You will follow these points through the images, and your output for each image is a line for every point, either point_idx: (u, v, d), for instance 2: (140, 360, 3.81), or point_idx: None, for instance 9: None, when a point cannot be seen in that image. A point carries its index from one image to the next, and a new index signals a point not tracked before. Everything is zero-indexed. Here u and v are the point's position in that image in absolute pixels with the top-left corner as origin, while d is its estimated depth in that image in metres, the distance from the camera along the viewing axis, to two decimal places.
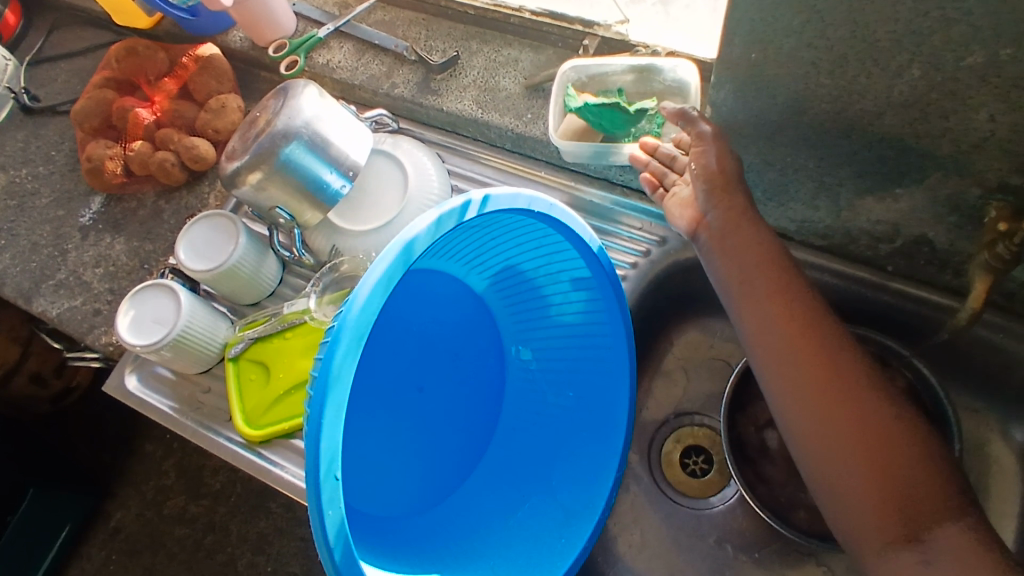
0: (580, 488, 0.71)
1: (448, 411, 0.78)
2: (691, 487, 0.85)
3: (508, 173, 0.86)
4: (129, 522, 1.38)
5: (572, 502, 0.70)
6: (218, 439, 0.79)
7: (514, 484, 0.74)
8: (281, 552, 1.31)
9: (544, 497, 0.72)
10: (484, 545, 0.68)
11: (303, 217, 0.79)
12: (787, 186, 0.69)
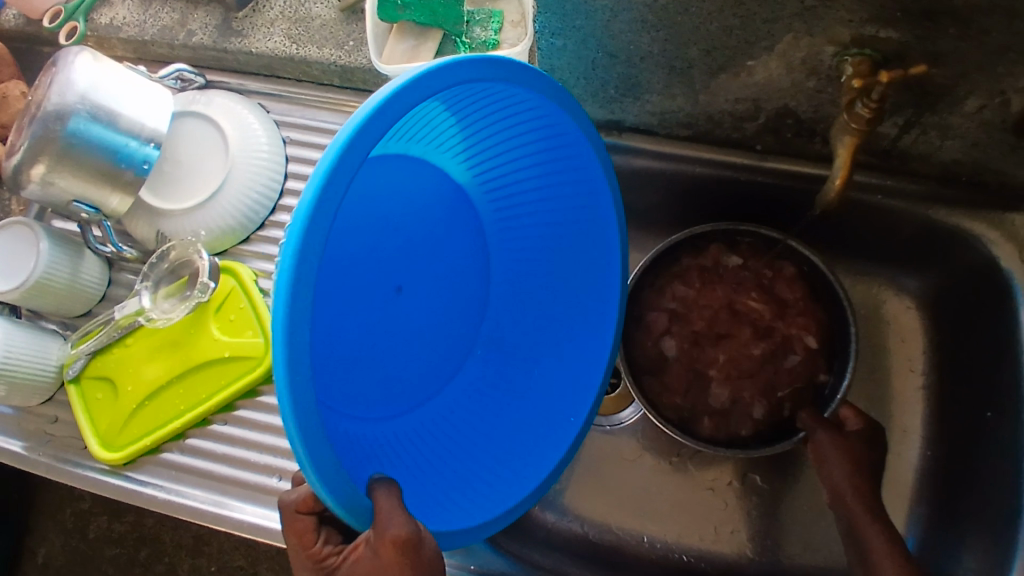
0: (572, 385, 0.64)
1: (428, 297, 0.59)
2: (600, 405, 0.82)
3: (344, 112, 0.77)
4: (57, 557, 1.16)
5: (556, 403, 0.64)
6: (80, 470, 0.71)
7: (496, 382, 0.64)
8: (222, 549, 1.13)
9: (530, 407, 0.64)
10: (475, 460, 0.60)
11: (109, 206, 0.69)
12: (637, 76, 0.62)
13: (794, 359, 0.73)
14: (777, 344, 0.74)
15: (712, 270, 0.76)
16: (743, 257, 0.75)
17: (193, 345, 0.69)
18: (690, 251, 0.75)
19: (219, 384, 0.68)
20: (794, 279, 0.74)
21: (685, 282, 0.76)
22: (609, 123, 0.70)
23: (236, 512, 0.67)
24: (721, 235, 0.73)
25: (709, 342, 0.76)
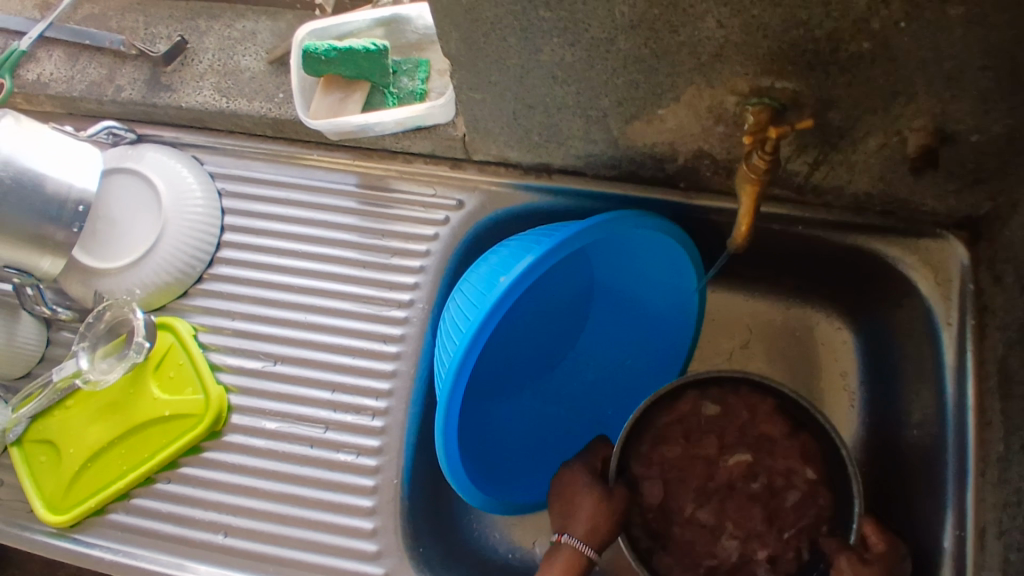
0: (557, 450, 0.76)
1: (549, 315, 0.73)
2: None
3: (280, 162, 0.77)
4: None
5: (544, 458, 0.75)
6: (28, 532, 0.70)
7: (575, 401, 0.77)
8: None
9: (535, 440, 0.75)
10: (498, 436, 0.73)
11: (41, 269, 0.69)
12: (557, 125, 0.63)
13: (794, 500, 0.69)
14: (771, 494, 0.70)
15: (690, 421, 0.72)
16: (719, 404, 0.71)
17: (132, 405, 0.70)
18: (664, 407, 0.71)
19: (160, 443, 0.69)
20: (775, 411, 0.70)
21: (668, 442, 0.71)
22: (538, 166, 0.72)
23: (188, 570, 0.67)
24: (692, 382, 0.71)
25: (701, 493, 0.71)
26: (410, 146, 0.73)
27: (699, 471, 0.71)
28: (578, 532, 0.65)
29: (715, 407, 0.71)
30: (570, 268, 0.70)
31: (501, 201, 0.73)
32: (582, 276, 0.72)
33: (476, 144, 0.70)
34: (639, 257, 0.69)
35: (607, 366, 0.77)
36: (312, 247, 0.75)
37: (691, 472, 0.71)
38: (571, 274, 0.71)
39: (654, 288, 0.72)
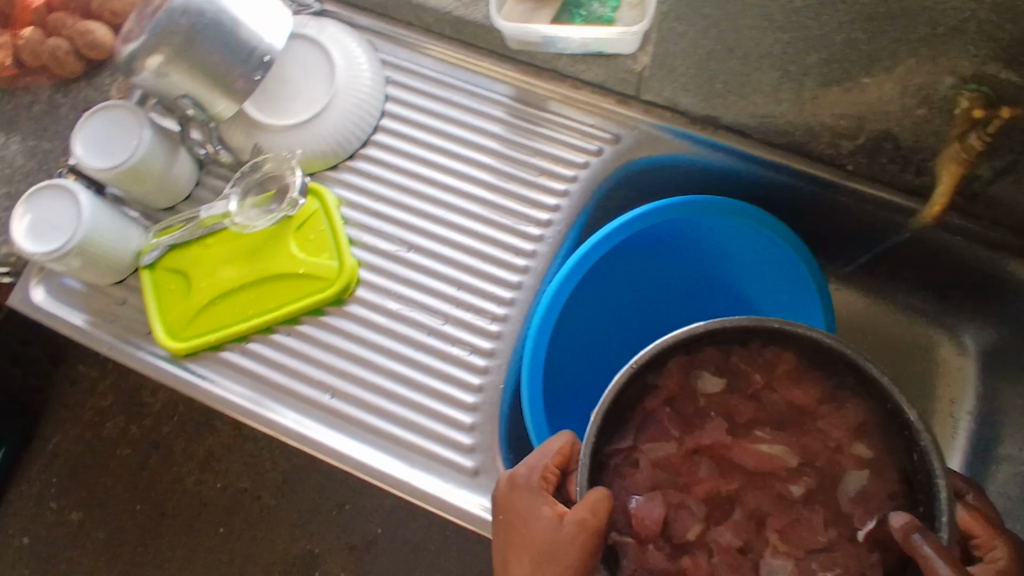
0: None
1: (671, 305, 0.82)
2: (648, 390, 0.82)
3: (450, 63, 0.79)
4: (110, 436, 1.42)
5: None
6: (141, 353, 0.73)
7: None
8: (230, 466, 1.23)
9: None
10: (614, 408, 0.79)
11: (215, 109, 0.71)
12: (749, 75, 0.63)
13: (855, 483, 0.58)
14: (820, 473, 0.59)
15: (685, 401, 0.63)
16: (721, 377, 0.63)
17: (270, 257, 0.73)
18: (647, 394, 0.62)
19: (288, 297, 0.72)
20: (794, 376, 0.61)
21: (656, 433, 0.62)
22: (705, 118, 0.72)
23: (288, 420, 0.70)
24: (680, 350, 0.61)
25: (710, 501, 0.60)
26: (583, 72, 0.73)
27: (704, 476, 0.61)
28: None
29: (714, 381, 0.63)
30: (689, 256, 0.81)
31: (657, 146, 0.74)
32: (702, 274, 0.81)
33: (653, 82, 0.70)
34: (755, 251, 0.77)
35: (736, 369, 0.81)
36: (461, 149, 0.77)
37: (694, 481, 0.60)
38: (689, 263, 0.81)
39: (767, 289, 0.79)
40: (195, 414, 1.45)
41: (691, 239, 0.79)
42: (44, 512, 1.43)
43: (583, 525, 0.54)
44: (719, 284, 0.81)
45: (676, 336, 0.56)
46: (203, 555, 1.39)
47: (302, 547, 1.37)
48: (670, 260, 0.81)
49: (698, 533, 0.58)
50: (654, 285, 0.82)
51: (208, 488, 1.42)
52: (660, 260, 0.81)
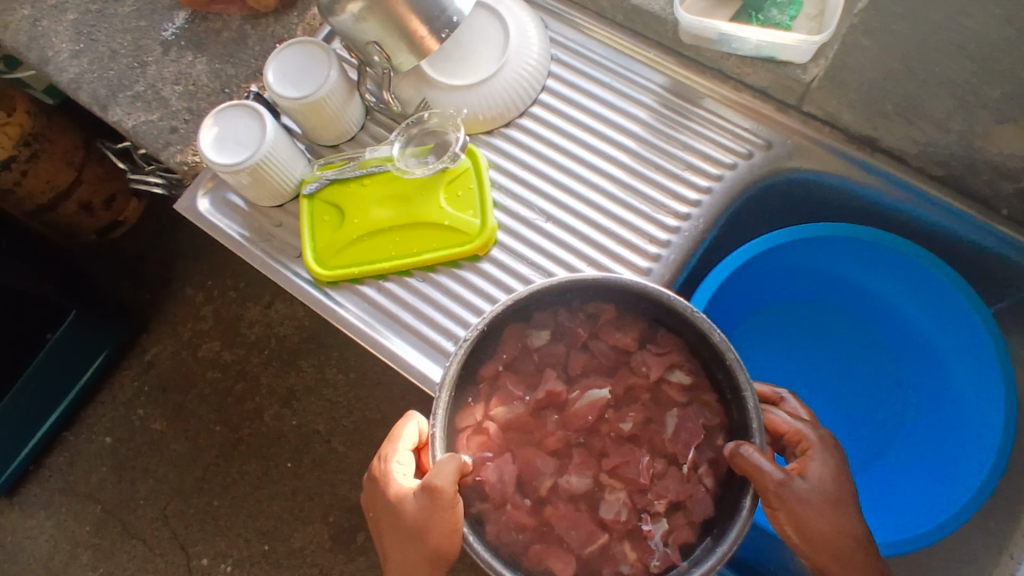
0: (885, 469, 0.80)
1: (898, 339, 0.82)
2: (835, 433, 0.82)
3: (612, 49, 0.82)
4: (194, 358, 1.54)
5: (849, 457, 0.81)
6: (286, 273, 0.78)
7: (927, 447, 0.78)
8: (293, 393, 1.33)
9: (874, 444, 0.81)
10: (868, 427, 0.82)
11: (396, 59, 0.75)
12: (922, 99, 0.64)
13: (671, 424, 0.65)
14: (652, 418, 0.66)
15: (536, 358, 0.68)
16: (546, 334, 0.68)
17: (421, 205, 0.77)
18: (489, 353, 0.66)
19: (431, 245, 0.76)
20: (616, 320, 0.67)
21: (505, 397, 0.66)
22: (863, 138, 0.73)
23: (411, 358, 0.74)
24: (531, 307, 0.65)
25: (591, 463, 0.65)
26: (747, 75, 0.75)
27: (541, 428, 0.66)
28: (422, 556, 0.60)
29: (547, 338, 0.68)
30: (907, 297, 0.79)
31: (810, 158, 0.75)
32: (921, 318, 0.79)
33: (818, 94, 0.71)
34: (954, 309, 0.73)
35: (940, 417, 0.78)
36: (611, 133, 0.79)
37: (546, 436, 0.65)
38: (908, 303, 0.79)
39: (969, 355, 0.74)
40: (283, 352, 1.52)
41: (810, 276, 0.84)
42: (132, 417, 1.52)
43: (432, 490, 0.57)
44: (932, 334, 0.78)
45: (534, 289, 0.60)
46: (266, 486, 1.45)
47: (360, 496, 1.42)
48: (813, 306, 0.86)
49: (587, 490, 0.63)
50: (859, 334, 0.84)
51: (283, 423, 1.49)
52: (808, 307, 0.86)
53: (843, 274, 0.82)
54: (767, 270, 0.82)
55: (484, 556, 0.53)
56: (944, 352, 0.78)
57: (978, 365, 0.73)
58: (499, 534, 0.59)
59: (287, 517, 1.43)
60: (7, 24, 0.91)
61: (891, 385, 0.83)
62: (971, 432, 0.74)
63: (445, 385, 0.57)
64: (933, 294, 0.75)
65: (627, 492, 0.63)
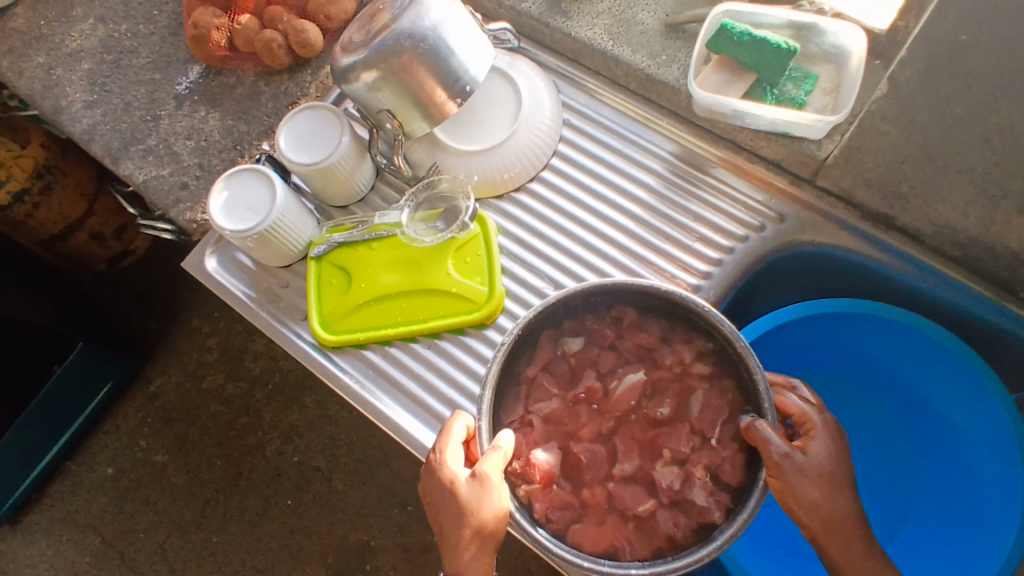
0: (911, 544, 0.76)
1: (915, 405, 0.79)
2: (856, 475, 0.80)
3: (623, 114, 0.82)
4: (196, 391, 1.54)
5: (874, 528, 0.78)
6: (291, 336, 0.78)
7: (945, 528, 0.75)
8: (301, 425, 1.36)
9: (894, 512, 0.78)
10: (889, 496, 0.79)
11: (410, 126, 0.75)
12: (941, 184, 0.65)
13: (697, 404, 0.63)
14: (678, 401, 0.64)
15: (568, 362, 0.66)
16: (578, 337, 0.67)
17: (429, 270, 0.76)
18: (523, 357, 0.65)
19: (438, 311, 0.75)
20: (638, 324, 0.66)
21: (541, 393, 0.65)
22: (878, 216, 0.72)
23: (414, 427, 0.73)
24: (562, 313, 0.65)
25: (637, 447, 0.64)
26: (762, 147, 0.74)
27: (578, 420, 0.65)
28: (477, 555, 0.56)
29: (581, 342, 0.67)
30: (919, 364, 0.76)
31: (823, 233, 0.74)
32: (936, 386, 0.76)
33: (833, 171, 0.70)
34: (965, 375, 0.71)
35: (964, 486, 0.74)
36: (621, 200, 0.79)
37: (580, 429, 0.64)
38: (921, 371, 0.77)
39: (983, 420, 0.72)
40: (286, 388, 1.51)
41: (823, 350, 0.82)
42: (134, 448, 1.51)
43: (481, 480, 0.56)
44: (947, 401, 0.75)
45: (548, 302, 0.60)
46: (266, 523, 1.44)
47: (358, 537, 1.41)
48: (827, 379, 0.84)
49: (636, 469, 0.63)
50: (877, 399, 0.82)
51: (285, 459, 1.47)
52: (822, 381, 0.84)
53: (857, 347, 0.80)
54: (777, 347, 0.80)
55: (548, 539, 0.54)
56: (959, 420, 0.75)
57: (995, 444, 0.71)
58: (547, 511, 0.59)
59: (286, 557, 1.42)
60: (23, 72, 0.91)
61: (908, 462, 0.80)
62: (989, 512, 0.71)
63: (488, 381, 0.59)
64: (942, 361, 0.73)
65: (674, 465, 0.62)
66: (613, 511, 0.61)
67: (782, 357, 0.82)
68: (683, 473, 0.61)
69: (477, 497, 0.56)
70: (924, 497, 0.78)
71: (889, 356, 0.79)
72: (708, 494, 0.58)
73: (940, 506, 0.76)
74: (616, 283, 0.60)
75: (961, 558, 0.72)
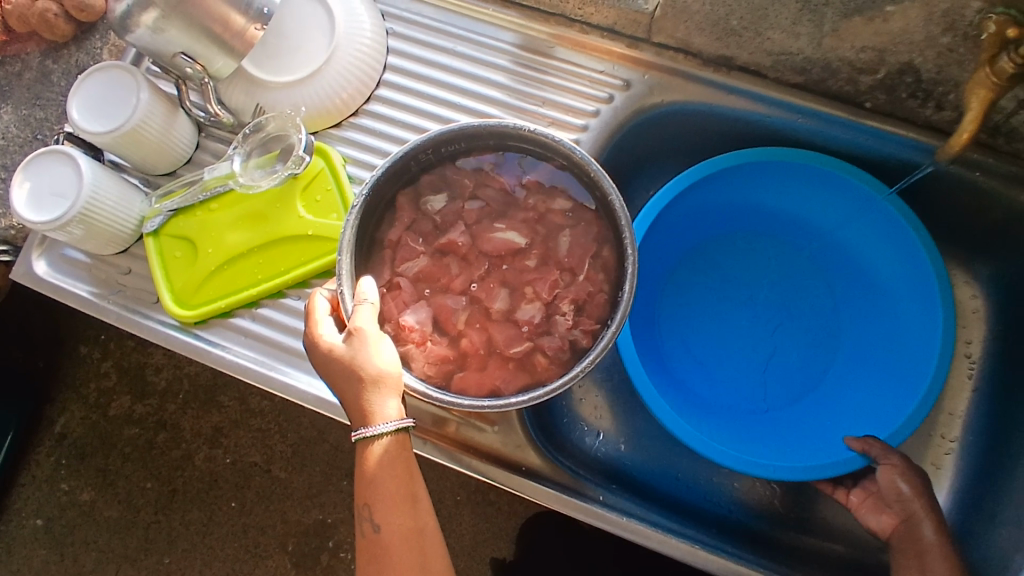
0: (855, 366, 0.78)
1: (816, 234, 0.80)
2: (784, 321, 0.80)
3: (451, 11, 0.77)
4: (106, 423, 1.40)
5: (817, 368, 0.78)
6: (149, 323, 0.71)
7: (874, 341, 0.77)
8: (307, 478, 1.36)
9: (829, 343, 0.79)
10: (820, 331, 0.79)
11: (213, 67, 0.68)
12: (767, 8, 0.62)
13: (565, 242, 0.61)
14: (543, 242, 0.62)
15: (424, 221, 0.63)
16: (440, 195, 0.63)
17: (278, 220, 0.71)
18: (381, 221, 0.62)
19: (298, 260, 0.70)
20: (496, 166, 0.63)
21: (407, 252, 0.62)
22: (719, 59, 0.70)
23: (303, 384, 0.69)
24: (410, 176, 0.62)
25: (507, 287, 0.62)
26: (593, 14, 0.71)
27: (448, 274, 0.62)
28: (389, 408, 0.53)
29: (443, 199, 0.63)
30: (811, 193, 0.77)
31: (672, 92, 0.72)
32: (833, 209, 0.77)
33: (666, 23, 0.68)
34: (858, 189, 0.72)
35: (885, 292, 0.77)
36: (468, 102, 0.74)
37: (450, 278, 0.62)
38: (815, 199, 0.77)
39: (887, 225, 0.73)
40: (199, 391, 1.40)
41: (721, 211, 0.80)
42: (56, 492, 1.39)
43: (356, 332, 0.53)
44: (846, 219, 0.77)
45: (389, 160, 0.57)
46: (216, 528, 1.37)
47: (315, 517, 1.36)
48: (725, 239, 0.82)
49: (506, 308, 0.61)
50: (781, 242, 0.81)
51: (217, 463, 1.39)
52: (721, 243, 0.82)
53: (752, 198, 0.79)
54: (680, 223, 0.78)
55: (449, 398, 0.55)
56: (864, 232, 0.77)
57: (902, 252, 0.73)
58: (424, 367, 0.58)
59: (246, 556, 1.36)
60: None
61: (821, 292, 0.80)
62: (913, 318, 0.74)
63: (343, 248, 0.56)
64: (834, 184, 0.73)
65: (539, 301, 0.61)
66: (492, 356, 0.61)
67: (679, 231, 0.79)
68: (548, 308, 0.61)
69: (370, 348, 0.53)
70: (852, 316, 0.79)
71: (781, 197, 0.78)
72: (570, 328, 0.60)
73: (871, 318, 0.78)
74: (458, 127, 0.58)
75: (900, 365, 0.74)
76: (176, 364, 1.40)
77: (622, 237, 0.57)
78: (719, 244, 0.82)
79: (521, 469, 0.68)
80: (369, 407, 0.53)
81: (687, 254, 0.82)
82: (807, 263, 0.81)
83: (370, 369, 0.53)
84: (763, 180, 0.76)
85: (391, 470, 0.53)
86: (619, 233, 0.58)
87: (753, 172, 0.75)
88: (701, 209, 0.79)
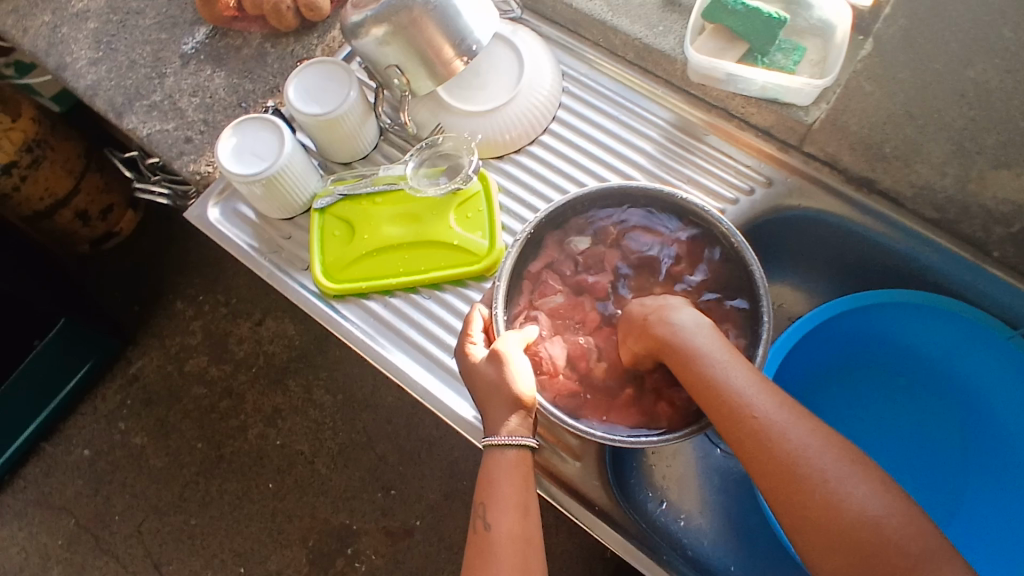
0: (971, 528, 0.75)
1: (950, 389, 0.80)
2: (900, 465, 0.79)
3: (621, 83, 0.85)
4: (176, 377, 1.45)
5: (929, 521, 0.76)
6: (294, 286, 0.79)
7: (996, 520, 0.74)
8: (343, 487, 1.35)
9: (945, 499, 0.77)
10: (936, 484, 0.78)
11: (415, 83, 0.77)
12: (921, 144, 0.69)
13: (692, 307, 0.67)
14: None
15: (568, 258, 0.70)
16: (587, 238, 0.70)
17: (431, 223, 0.79)
18: (533, 246, 0.68)
19: (439, 263, 0.77)
20: (644, 226, 0.69)
21: (552, 292, 0.69)
22: (861, 180, 0.76)
23: (413, 372, 0.75)
24: (576, 212, 0.69)
25: None
26: (754, 114, 0.78)
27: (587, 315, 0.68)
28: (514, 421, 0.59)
29: (585, 243, 0.70)
30: (953, 347, 0.78)
31: (811, 198, 0.78)
32: (974, 366, 0.77)
33: (820, 135, 0.74)
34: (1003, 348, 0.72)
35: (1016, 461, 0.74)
36: (616, 163, 0.82)
37: (586, 316, 0.68)
38: (956, 354, 0.78)
39: None
40: (270, 370, 1.45)
41: (858, 345, 0.83)
42: (112, 430, 1.43)
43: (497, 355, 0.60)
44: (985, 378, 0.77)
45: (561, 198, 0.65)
46: (247, 505, 1.35)
47: (340, 520, 1.33)
48: (866, 372, 0.84)
49: None
50: (914, 389, 0.82)
51: (267, 442, 1.40)
52: (860, 372, 0.84)
53: (893, 340, 0.81)
54: (817, 348, 0.82)
55: (564, 418, 0.61)
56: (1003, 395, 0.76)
57: None
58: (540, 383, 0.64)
59: (267, 539, 1.33)
60: (29, 30, 0.92)
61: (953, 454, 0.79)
62: None
63: (501, 274, 0.65)
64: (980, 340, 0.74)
65: None
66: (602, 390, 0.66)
67: (823, 352, 0.83)
68: None
69: (509, 368, 0.60)
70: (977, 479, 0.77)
71: (925, 347, 0.80)
72: None
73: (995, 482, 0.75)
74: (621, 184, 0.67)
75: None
76: (258, 339, 1.46)
77: (759, 309, 0.62)
78: (850, 375, 0.84)
79: (594, 507, 0.71)
80: (495, 418, 0.59)
81: (825, 375, 0.84)
82: (935, 414, 0.80)
83: (509, 386, 0.59)
84: (908, 325, 0.79)
85: (509, 475, 0.57)
86: (756, 304, 0.63)
87: (908, 316, 0.78)
88: (840, 339, 0.82)
